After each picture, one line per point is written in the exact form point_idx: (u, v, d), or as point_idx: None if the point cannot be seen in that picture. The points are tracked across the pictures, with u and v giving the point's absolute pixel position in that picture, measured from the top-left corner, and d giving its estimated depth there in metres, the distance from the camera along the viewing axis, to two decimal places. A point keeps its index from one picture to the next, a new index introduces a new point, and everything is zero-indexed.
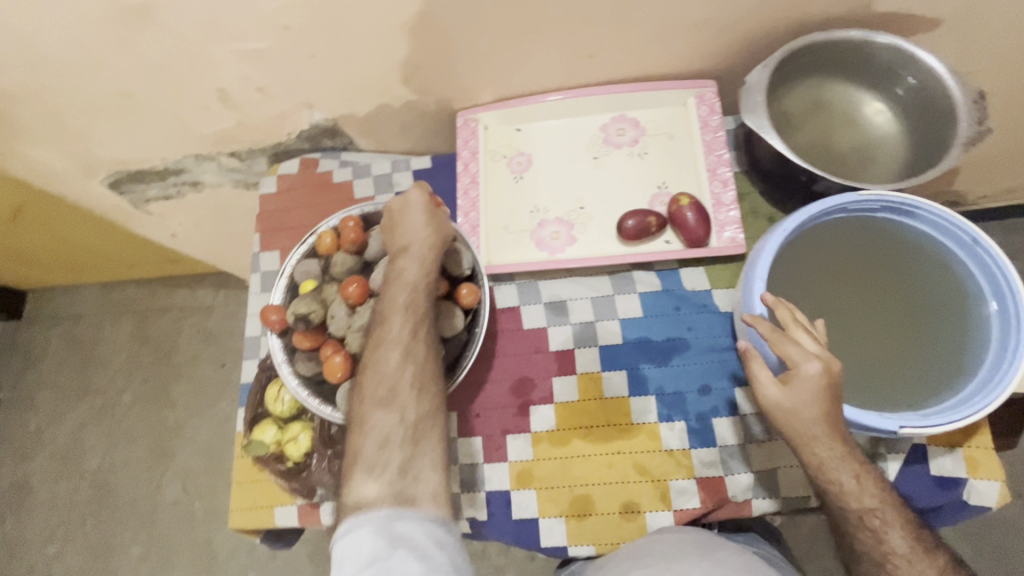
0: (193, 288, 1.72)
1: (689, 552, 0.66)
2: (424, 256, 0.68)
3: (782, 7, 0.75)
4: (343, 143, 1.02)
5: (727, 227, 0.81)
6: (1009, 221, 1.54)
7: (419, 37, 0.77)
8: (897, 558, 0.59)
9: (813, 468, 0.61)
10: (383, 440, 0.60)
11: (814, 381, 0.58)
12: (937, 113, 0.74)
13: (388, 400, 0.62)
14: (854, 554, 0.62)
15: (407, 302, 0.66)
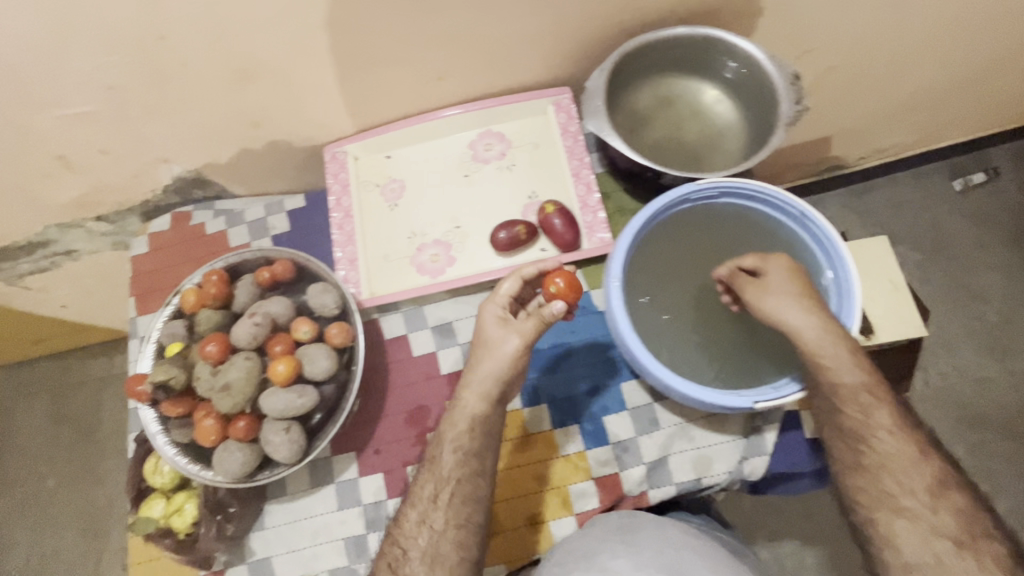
0: (112, 353, 1.50)
1: (612, 538, 0.67)
2: (479, 407, 0.68)
3: (607, 14, 0.77)
4: (215, 192, 0.99)
5: (596, 229, 0.83)
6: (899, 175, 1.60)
7: (255, 81, 0.75)
8: (882, 433, 0.63)
9: (821, 378, 0.64)
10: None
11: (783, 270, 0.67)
12: (765, 98, 0.78)
13: (399, 563, 0.64)
14: (837, 431, 0.65)
15: (452, 455, 0.67)
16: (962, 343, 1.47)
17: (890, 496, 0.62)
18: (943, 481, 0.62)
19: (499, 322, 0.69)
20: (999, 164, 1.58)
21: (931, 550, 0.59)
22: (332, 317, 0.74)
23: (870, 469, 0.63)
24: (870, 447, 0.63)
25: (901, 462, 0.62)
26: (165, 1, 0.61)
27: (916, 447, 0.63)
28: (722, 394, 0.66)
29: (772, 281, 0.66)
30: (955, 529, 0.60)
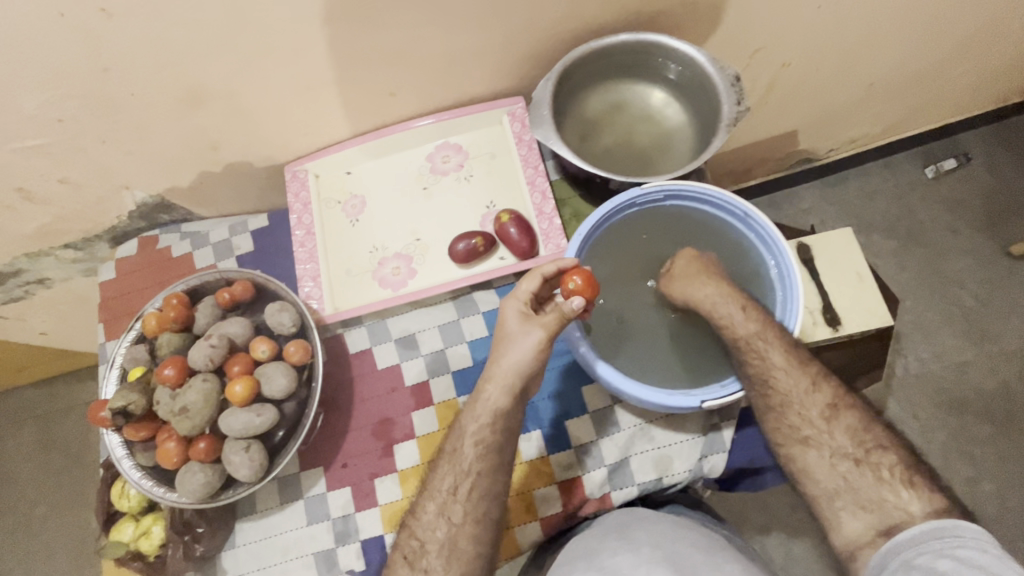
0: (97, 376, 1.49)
1: (609, 540, 0.67)
2: (501, 401, 0.67)
3: (549, 27, 0.78)
4: (181, 215, 1.00)
5: (553, 236, 0.85)
6: (871, 164, 1.59)
7: (205, 105, 0.76)
8: (778, 372, 0.69)
9: (763, 373, 0.69)
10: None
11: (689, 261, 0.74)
12: (710, 99, 0.79)
13: (418, 556, 0.64)
14: (744, 381, 0.70)
15: (472, 448, 0.67)
16: (939, 329, 1.46)
17: (795, 428, 0.67)
18: (835, 405, 0.67)
19: (520, 316, 0.68)
20: (969, 150, 1.58)
21: (837, 472, 0.65)
22: (292, 336, 0.75)
23: (775, 408, 0.68)
24: (774, 387, 0.68)
25: (796, 397, 0.68)
26: (103, 34, 0.62)
27: (808, 381, 0.69)
28: (670, 395, 0.68)
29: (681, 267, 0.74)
30: (850, 446, 0.65)
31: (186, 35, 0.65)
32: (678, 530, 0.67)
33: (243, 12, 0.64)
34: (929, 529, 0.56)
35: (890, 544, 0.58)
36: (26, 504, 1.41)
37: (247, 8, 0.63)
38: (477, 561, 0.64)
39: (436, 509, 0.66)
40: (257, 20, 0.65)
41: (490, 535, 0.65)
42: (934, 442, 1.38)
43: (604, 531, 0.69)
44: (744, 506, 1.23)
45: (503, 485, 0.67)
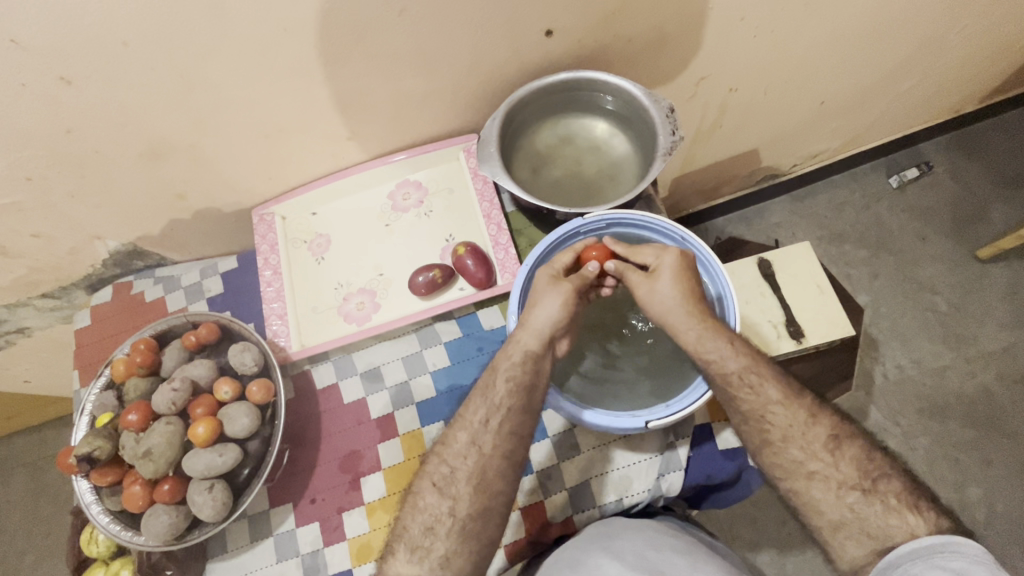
0: None
1: (592, 548, 0.67)
2: (533, 345, 0.69)
3: (493, 69, 0.82)
4: (154, 260, 1.03)
5: (508, 265, 0.88)
6: (836, 177, 1.63)
7: (168, 158, 0.80)
8: (774, 407, 0.66)
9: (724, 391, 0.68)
10: (432, 523, 0.62)
11: (673, 265, 0.71)
12: (650, 129, 0.84)
13: (448, 482, 0.64)
14: (738, 416, 0.68)
15: (505, 384, 0.67)
16: (915, 335, 1.47)
17: (799, 464, 0.64)
18: (836, 436, 0.64)
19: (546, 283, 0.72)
20: (931, 158, 1.62)
21: (845, 504, 0.61)
22: (255, 375, 0.78)
23: (786, 441, 0.65)
24: (769, 422, 0.66)
25: (798, 430, 0.65)
26: (63, 97, 0.66)
27: (805, 412, 0.66)
28: (619, 416, 0.70)
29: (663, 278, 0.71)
30: (856, 478, 0.62)
31: (143, 95, 0.69)
32: (659, 540, 0.67)
33: (197, 73, 0.68)
34: (929, 543, 0.55)
35: (888, 559, 0.56)
36: (16, 553, 1.41)
37: (200, 69, 0.68)
38: (500, 496, 0.64)
39: (468, 439, 0.66)
40: (209, 78, 0.69)
41: (514, 470, 0.65)
42: (918, 449, 1.38)
43: (582, 542, 0.69)
44: (733, 522, 1.22)
45: (530, 425, 0.67)
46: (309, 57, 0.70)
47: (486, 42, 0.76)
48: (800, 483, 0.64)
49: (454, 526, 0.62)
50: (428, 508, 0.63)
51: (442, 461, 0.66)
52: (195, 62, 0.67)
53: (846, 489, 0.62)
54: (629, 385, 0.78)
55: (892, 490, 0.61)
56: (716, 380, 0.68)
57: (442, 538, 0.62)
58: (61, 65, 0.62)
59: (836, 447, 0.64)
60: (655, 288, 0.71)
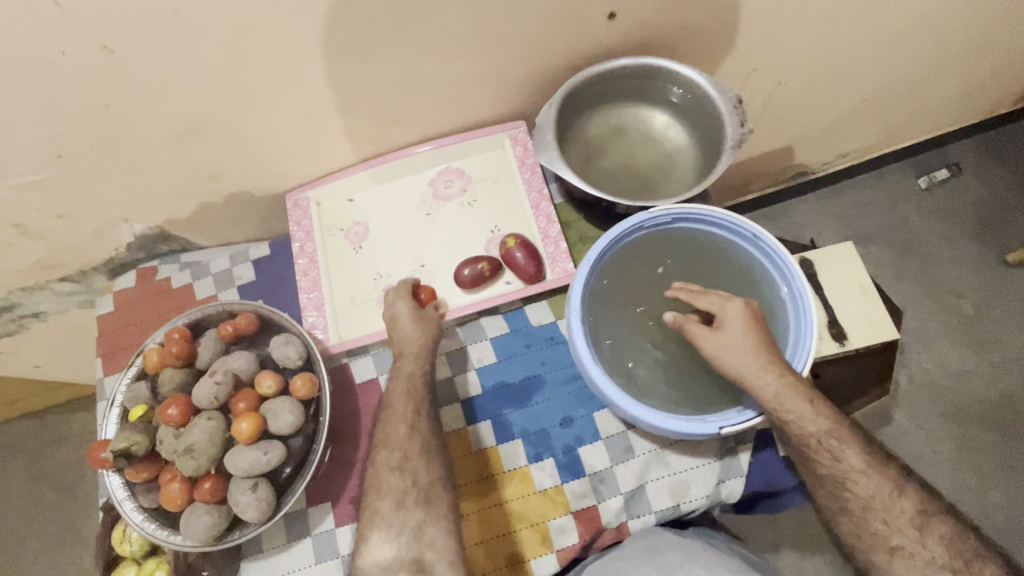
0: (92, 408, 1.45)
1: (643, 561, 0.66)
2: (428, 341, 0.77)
3: (551, 52, 0.78)
4: (180, 245, 0.98)
5: (559, 259, 0.84)
6: (864, 176, 1.60)
7: (206, 137, 0.76)
8: (856, 476, 0.62)
9: (806, 445, 0.63)
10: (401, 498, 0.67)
11: (741, 317, 0.64)
12: (713, 118, 0.80)
13: (402, 464, 0.68)
14: (816, 479, 0.65)
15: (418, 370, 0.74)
16: (940, 338, 1.46)
17: (881, 537, 0.61)
18: (924, 511, 0.61)
19: (411, 313, 0.77)
20: (960, 160, 1.59)
21: None
22: (298, 368, 0.74)
23: (857, 512, 0.62)
24: (850, 491, 0.62)
25: (881, 504, 0.61)
26: (105, 68, 0.61)
27: (889, 483, 0.62)
28: (687, 420, 0.66)
29: (731, 335, 0.63)
30: (947, 558, 0.59)
31: (187, 70, 0.65)
32: (710, 556, 0.65)
33: (244, 48, 0.64)
34: None
35: None
36: (18, 541, 1.37)
37: (246, 44, 0.63)
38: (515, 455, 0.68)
39: (400, 434, 0.70)
40: (257, 53, 0.65)
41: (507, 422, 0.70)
42: (941, 453, 1.37)
43: (632, 555, 0.68)
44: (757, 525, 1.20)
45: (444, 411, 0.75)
46: (364, 37, 0.66)
47: (547, 24, 0.72)
48: (882, 559, 0.61)
49: (434, 494, 0.68)
50: (391, 489, 0.67)
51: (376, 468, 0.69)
52: (243, 36, 0.62)
53: (935, 569, 0.59)
54: (689, 394, 0.70)
55: (976, 569, 0.58)
56: (795, 440, 0.63)
57: (391, 539, 0.65)
58: (106, 33, 0.57)
59: (923, 523, 0.61)
60: (725, 342, 0.63)
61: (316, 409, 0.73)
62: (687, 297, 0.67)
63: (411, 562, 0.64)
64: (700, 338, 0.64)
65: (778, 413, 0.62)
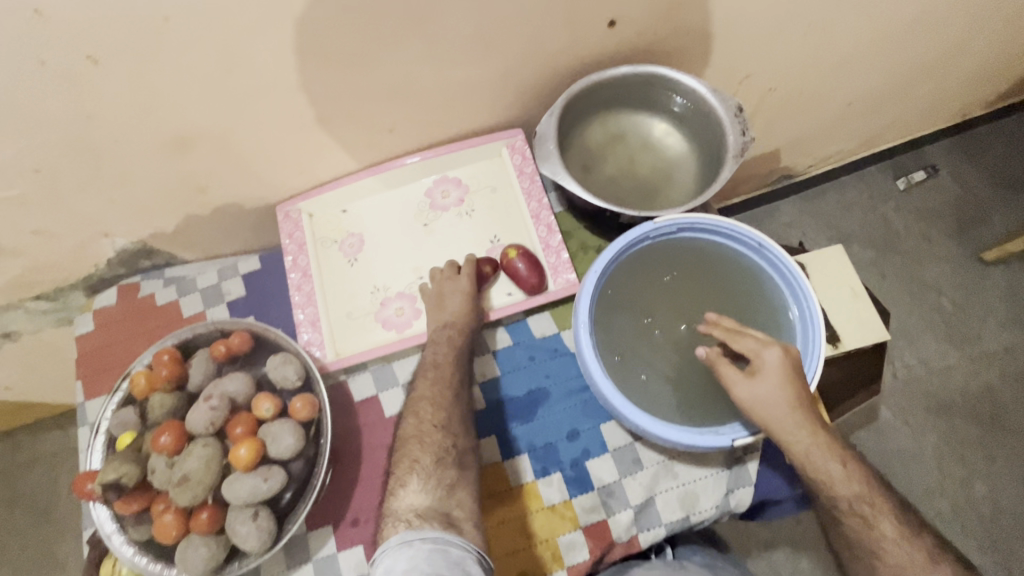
0: (66, 426, 1.39)
1: None
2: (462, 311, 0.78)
3: (550, 60, 0.77)
4: (164, 260, 0.94)
5: (561, 270, 0.83)
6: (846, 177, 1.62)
7: (195, 148, 0.73)
8: (887, 544, 0.59)
9: (839, 507, 0.61)
10: (440, 453, 0.66)
11: (779, 364, 0.62)
12: (713, 126, 0.80)
13: (446, 423, 0.69)
14: (848, 544, 0.63)
15: (446, 330, 0.77)
16: (922, 336, 1.48)
17: None
18: None
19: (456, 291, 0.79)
20: (935, 161, 1.62)
21: None
22: (295, 389, 0.71)
23: None
24: (883, 561, 0.59)
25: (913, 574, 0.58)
26: (89, 78, 0.58)
27: (925, 555, 0.59)
28: (699, 434, 0.65)
29: (767, 382, 0.61)
30: None
31: (176, 78, 0.61)
32: None
33: (238, 54, 0.61)
34: None
35: None
36: None
37: (241, 50, 0.60)
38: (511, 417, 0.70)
39: (447, 393, 0.71)
40: (251, 60, 0.62)
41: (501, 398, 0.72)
42: (926, 447, 1.38)
43: None
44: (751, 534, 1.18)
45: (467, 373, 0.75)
46: (363, 43, 0.64)
47: (547, 32, 0.71)
48: None
49: (468, 460, 0.68)
50: (433, 444, 0.67)
51: (420, 422, 0.69)
52: (236, 42, 0.59)
53: None
54: (701, 407, 0.70)
55: None
56: (828, 504, 0.62)
57: (426, 489, 0.63)
58: (91, 42, 0.54)
59: None
60: (758, 389, 0.61)
61: (318, 428, 0.70)
62: (720, 335, 0.65)
63: (443, 513, 0.60)
64: (731, 382, 0.62)
65: (809, 474, 0.61)
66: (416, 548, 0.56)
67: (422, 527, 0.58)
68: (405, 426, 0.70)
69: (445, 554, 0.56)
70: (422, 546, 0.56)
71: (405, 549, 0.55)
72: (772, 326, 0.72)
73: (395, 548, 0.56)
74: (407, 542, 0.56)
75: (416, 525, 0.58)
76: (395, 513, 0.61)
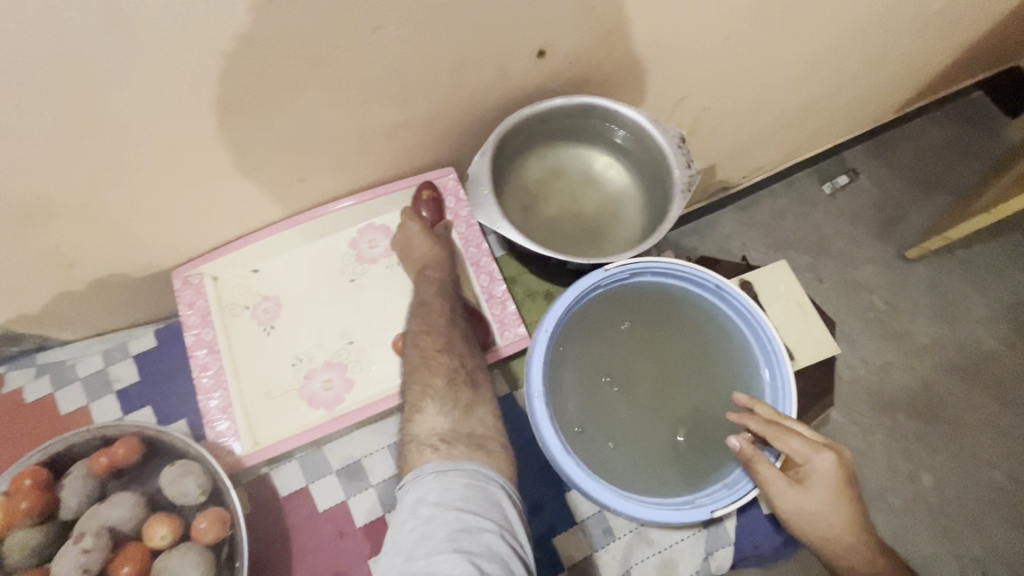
0: None
1: None
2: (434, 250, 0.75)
3: (478, 96, 0.69)
4: (33, 345, 0.78)
5: (509, 323, 0.75)
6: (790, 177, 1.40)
7: (51, 219, 0.59)
8: None
9: None
10: (452, 371, 0.61)
11: (829, 474, 0.55)
12: (656, 158, 0.75)
13: (450, 345, 0.63)
14: None
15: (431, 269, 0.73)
16: (862, 335, 1.28)
17: None
18: None
19: (423, 231, 0.76)
20: (856, 167, 1.42)
21: None
22: (200, 504, 0.59)
23: None
24: None
25: None
26: None
27: None
28: (675, 509, 0.60)
29: (807, 493, 0.56)
30: None
31: (10, 140, 0.49)
32: None
33: (91, 107, 0.49)
34: None
35: None
36: None
37: (96, 102, 0.49)
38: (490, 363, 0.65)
39: (444, 320, 0.67)
40: (113, 115, 0.50)
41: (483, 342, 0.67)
42: (876, 445, 1.19)
43: None
44: None
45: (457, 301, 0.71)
46: (254, 88, 0.53)
47: (473, 69, 0.64)
48: None
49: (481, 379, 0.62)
50: (442, 366, 0.61)
51: (423, 349, 0.63)
52: (90, 94, 0.48)
53: None
54: (673, 471, 0.64)
55: None
56: None
57: (444, 411, 0.58)
58: None
59: None
60: (803, 501, 0.56)
61: (231, 548, 0.58)
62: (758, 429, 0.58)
63: (468, 432, 0.56)
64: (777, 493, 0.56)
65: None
66: (451, 481, 0.51)
67: (455, 455, 0.53)
68: (407, 359, 0.63)
69: (483, 490, 0.51)
70: (460, 482, 0.51)
71: (440, 486, 0.51)
72: (736, 373, 0.68)
73: (431, 476, 0.52)
74: (444, 472, 0.51)
75: (445, 454, 0.53)
76: (416, 438, 0.56)
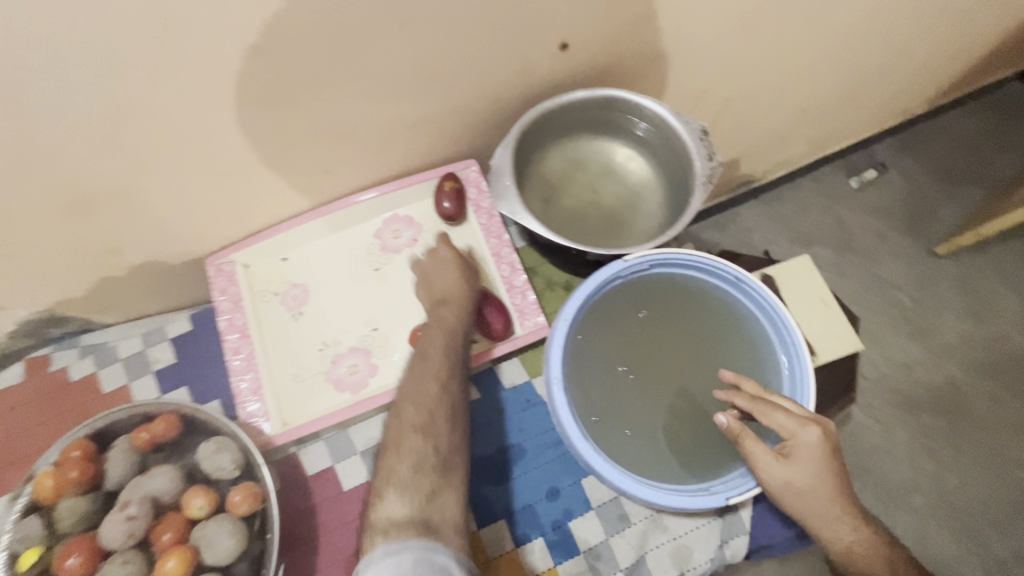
0: None
1: None
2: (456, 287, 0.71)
3: (500, 89, 0.70)
4: (77, 326, 0.83)
5: (528, 312, 0.77)
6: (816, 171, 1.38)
7: (95, 208, 0.63)
8: None
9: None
10: (423, 456, 0.57)
11: (817, 448, 0.57)
12: (677, 150, 0.76)
13: (429, 424, 0.59)
14: None
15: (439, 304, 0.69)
16: (887, 333, 1.25)
17: None
18: None
19: (446, 261, 0.73)
20: (886, 160, 1.39)
21: None
22: (234, 478, 0.63)
23: None
24: None
25: None
26: None
27: None
28: (689, 495, 0.62)
29: (800, 466, 0.57)
30: None
31: (62, 133, 0.52)
32: None
33: (137, 101, 0.52)
34: None
35: None
36: None
37: (139, 97, 0.51)
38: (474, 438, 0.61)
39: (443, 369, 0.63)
40: (154, 110, 0.53)
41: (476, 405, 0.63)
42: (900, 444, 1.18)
43: None
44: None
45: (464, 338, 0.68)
46: (285, 82, 0.56)
47: (495, 62, 0.65)
48: None
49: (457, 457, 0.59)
50: (412, 449, 0.57)
51: (402, 423, 0.59)
52: (134, 89, 0.51)
53: None
54: (689, 457, 0.65)
55: None
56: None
57: (407, 498, 0.55)
58: None
59: None
60: (793, 473, 0.58)
61: (263, 521, 0.61)
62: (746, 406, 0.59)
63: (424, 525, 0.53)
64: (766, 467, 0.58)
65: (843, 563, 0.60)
66: (402, 555, 0.51)
67: (408, 538, 0.52)
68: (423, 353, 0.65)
69: (433, 567, 0.51)
70: (409, 561, 0.50)
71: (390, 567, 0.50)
72: (753, 363, 0.69)
73: (380, 558, 0.51)
74: (392, 553, 0.51)
75: (397, 538, 0.52)
76: (374, 527, 0.54)
